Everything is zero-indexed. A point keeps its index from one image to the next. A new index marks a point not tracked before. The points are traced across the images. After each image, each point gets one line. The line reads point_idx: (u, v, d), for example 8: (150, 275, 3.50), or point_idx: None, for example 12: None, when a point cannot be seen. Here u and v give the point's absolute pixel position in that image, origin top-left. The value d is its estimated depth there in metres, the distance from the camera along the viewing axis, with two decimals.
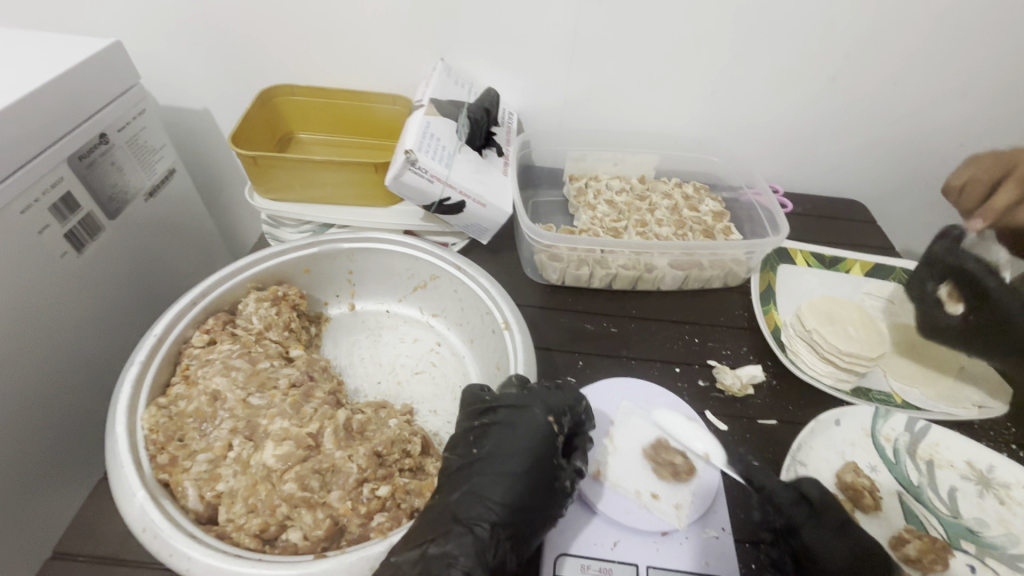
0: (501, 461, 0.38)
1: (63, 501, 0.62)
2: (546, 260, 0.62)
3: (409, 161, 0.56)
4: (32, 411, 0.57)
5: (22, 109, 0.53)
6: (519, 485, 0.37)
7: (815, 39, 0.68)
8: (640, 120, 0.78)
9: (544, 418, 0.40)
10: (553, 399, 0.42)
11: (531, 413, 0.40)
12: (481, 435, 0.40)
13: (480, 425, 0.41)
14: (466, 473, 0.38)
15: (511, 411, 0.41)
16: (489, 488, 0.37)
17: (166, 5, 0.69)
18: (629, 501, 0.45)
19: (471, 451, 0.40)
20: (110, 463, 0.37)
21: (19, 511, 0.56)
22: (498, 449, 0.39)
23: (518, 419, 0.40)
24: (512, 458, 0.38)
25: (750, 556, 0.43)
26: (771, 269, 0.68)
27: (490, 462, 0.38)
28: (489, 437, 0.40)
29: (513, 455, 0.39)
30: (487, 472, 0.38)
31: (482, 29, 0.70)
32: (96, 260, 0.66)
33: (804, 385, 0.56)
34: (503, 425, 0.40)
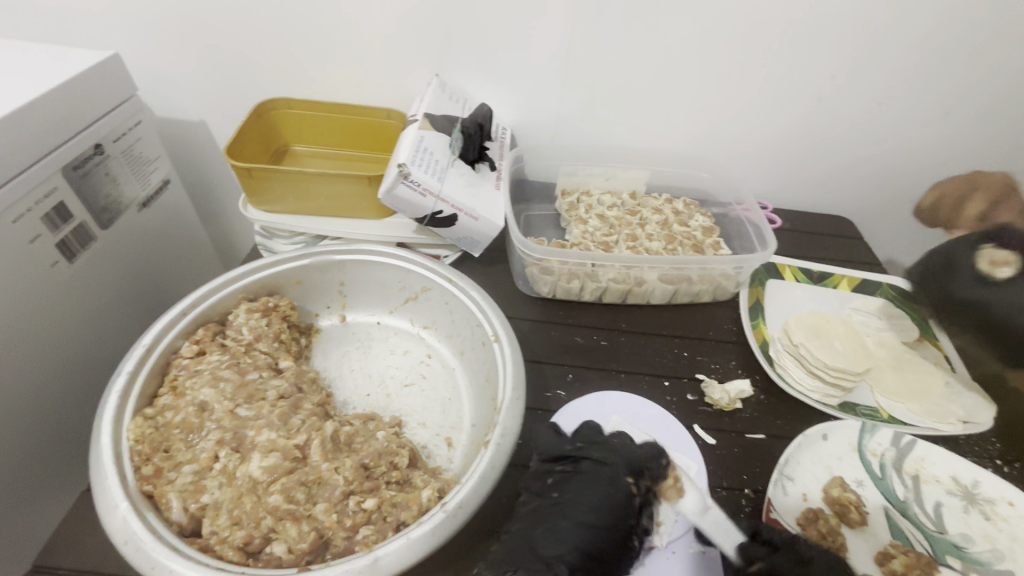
0: (584, 508, 0.41)
1: (45, 512, 0.62)
2: (537, 273, 0.63)
3: (402, 175, 0.57)
4: (15, 421, 0.57)
5: (17, 119, 0.54)
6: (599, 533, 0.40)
7: (800, 60, 0.70)
8: (631, 137, 0.80)
9: (626, 476, 0.43)
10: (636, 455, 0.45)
11: (617, 468, 0.44)
12: (561, 482, 0.44)
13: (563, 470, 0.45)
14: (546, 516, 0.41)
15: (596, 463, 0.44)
16: (572, 529, 0.40)
17: (166, 20, 0.70)
18: None
19: (550, 494, 0.43)
20: (94, 474, 0.36)
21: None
22: (580, 496, 0.42)
23: (602, 474, 0.43)
24: (598, 507, 0.41)
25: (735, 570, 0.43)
26: (760, 284, 0.69)
27: (573, 507, 0.41)
28: (572, 484, 0.43)
29: (598, 501, 0.41)
30: (573, 516, 0.41)
31: (476, 46, 0.71)
32: (87, 270, 0.66)
33: (792, 399, 0.57)
34: (585, 475, 0.44)
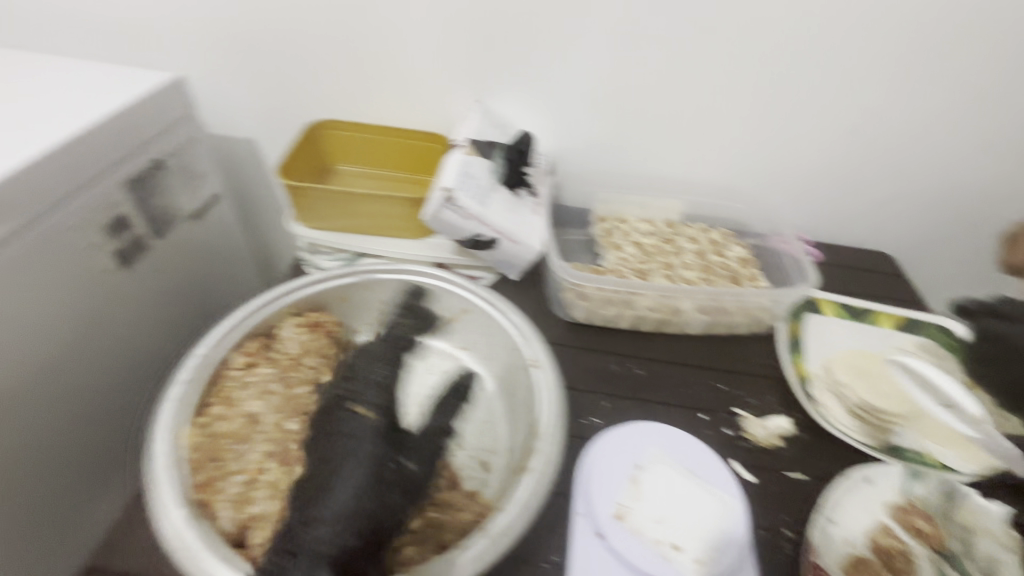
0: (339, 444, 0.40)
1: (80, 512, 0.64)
2: (573, 299, 0.64)
3: (447, 199, 0.58)
4: (55, 420, 0.59)
5: (85, 135, 0.58)
6: (355, 456, 0.39)
7: (839, 94, 0.71)
8: (668, 166, 0.80)
9: (372, 448, 0.40)
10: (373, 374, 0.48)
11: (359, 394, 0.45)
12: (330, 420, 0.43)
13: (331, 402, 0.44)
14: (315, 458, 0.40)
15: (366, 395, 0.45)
16: (343, 458, 0.39)
17: (229, 44, 0.75)
18: (649, 548, 0.44)
19: (331, 437, 0.41)
20: (149, 479, 0.38)
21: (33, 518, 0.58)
22: (314, 473, 0.39)
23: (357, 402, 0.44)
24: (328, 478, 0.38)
25: None
26: (797, 320, 0.68)
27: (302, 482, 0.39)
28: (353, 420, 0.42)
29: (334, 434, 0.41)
30: (344, 454, 0.40)
31: (519, 76, 0.74)
32: (139, 277, 0.69)
33: (830, 438, 0.56)
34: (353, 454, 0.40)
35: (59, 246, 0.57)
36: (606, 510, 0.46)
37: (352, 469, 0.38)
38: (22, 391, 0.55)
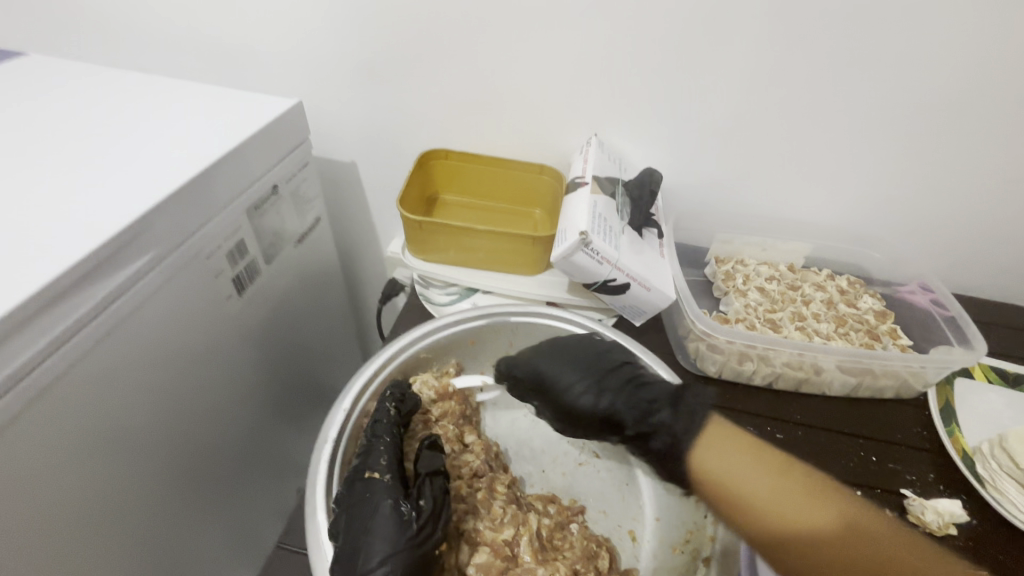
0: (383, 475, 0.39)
1: (195, 540, 0.64)
2: (704, 350, 0.60)
3: (584, 243, 0.55)
4: (175, 451, 0.59)
5: (220, 164, 0.58)
6: (387, 495, 0.38)
7: (994, 139, 0.65)
8: (791, 207, 0.76)
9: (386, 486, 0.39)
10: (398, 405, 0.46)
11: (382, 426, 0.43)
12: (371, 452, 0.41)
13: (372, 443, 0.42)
14: (370, 491, 0.38)
15: (378, 428, 0.43)
16: (383, 496, 0.38)
17: (343, 69, 0.74)
18: None
19: (369, 469, 0.40)
20: (316, 549, 0.37)
21: (157, 549, 0.58)
22: (368, 516, 0.37)
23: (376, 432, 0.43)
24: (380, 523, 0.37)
25: None
26: (948, 383, 0.62)
27: (370, 525, 0.36)
28: (375, 453, 0.41)
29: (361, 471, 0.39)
30: (377, 490, 0.38)
31: (640, 109, 0.71)
32: (252, 304, 0.69)
33: (1013, 529, 0.49)
34: (359, 493, 0.38)
35: (191, 275, 0.57)
36: None
37: (381, 510, 0.37)
38: (153, 421, 0.55)
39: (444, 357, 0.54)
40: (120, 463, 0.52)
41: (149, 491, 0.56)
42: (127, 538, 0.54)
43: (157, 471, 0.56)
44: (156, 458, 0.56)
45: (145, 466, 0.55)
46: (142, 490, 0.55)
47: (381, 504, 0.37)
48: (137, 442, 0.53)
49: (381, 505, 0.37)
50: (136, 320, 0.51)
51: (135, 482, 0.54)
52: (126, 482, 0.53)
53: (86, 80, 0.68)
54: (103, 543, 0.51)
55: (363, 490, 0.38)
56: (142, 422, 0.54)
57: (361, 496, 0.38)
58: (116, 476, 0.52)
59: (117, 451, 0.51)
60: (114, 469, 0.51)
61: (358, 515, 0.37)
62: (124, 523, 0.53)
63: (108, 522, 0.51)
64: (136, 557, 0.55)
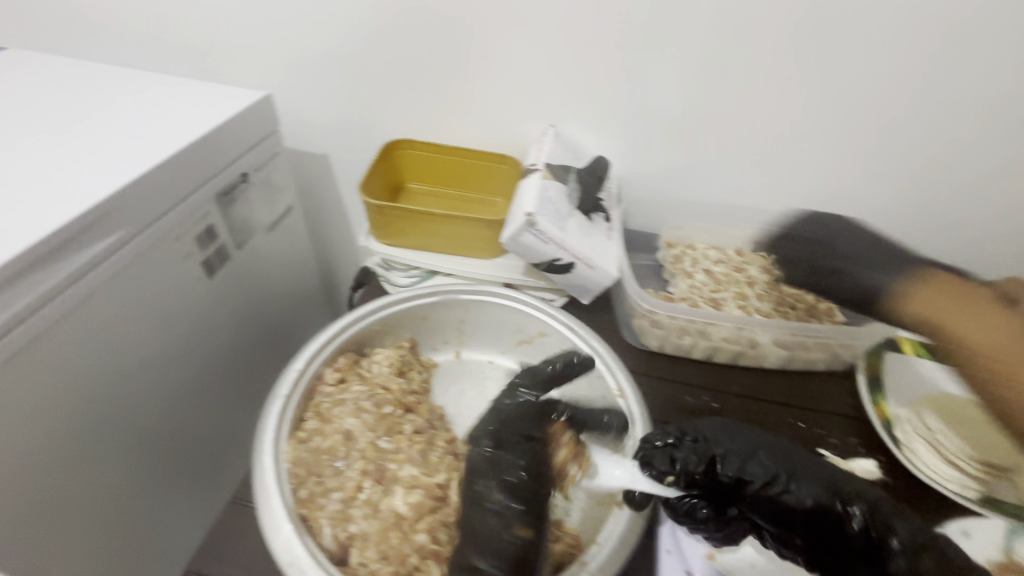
0: (495, 525, 0.38)
1: (170, 515, 0.67)
2: (647, 326, 0.63)
3: (530, 224, 0.59)
4: (146, 426, 0.61)
5: (187, 151, 0.61)
6: (520, 548, 0.38)
7: (924, 128, 0.69)
8: (740, 194, 0.79)
9: (501, 491, 0.40)
10: (510, 438, 0.44)
11: (506, 471, 0.41)
12: (477, 499, 0.40)
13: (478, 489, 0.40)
14: (471, 535, 0.39)
15: (486, 465, 0.42)
16: (488, 549, 0.38)
17: (311, 63, 0.78)
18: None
19: (468, 515, 0.40)
20: (259, 491, 0.39)
21: (130, 521, 0.61)
22: (475, 517, 0.39)
23: (485, 477, 0.41)
24: (480, 524, 0.39)
25: None
26: (877, 356, 0.66)
27: (474, 526, 0.39)
28: (476, 497, 0.40)
29: (538, 528, 0.39)
30: (477, 540, 0.38)
31: (594, 101, 0.74)
32: (222, 287, 0.71)
33: (924, 486, 0.53)
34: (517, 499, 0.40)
35: (160, 254, 0.60)
36: (697, 551, 0.45)
37: (470, 562, 0.37)
38: (122, 397, 0.57)
39: (398, 329, 0.57)
40: (89, 434, 0.54)
41: (117, 464, 0.58)
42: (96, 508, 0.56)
43: (125, 446, 0.59)
44: (127, 433, 0.58)
45: (114, 439, 0.57)
46: (112, 463, 0.57)
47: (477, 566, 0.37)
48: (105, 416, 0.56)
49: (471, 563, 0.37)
50: (105, 297, 0.54)
51: (105, 454, 0.56)
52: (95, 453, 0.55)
53: (62, 73, 0.71)
54: (77, 511, 0.54)
55: (469, 532, 0.39)
56: (112, 396, 0.56)
57: (461, 538, 0.39)
58: (82, 448, 0.54)
59: (86, 422, 0.54)
60: (82, 438, 0.53)
61: (466, 519, 0.40)
62: (98, 493, 0.56)
63: (80, 490, 0.54)
64: (108, 527, 0.58)
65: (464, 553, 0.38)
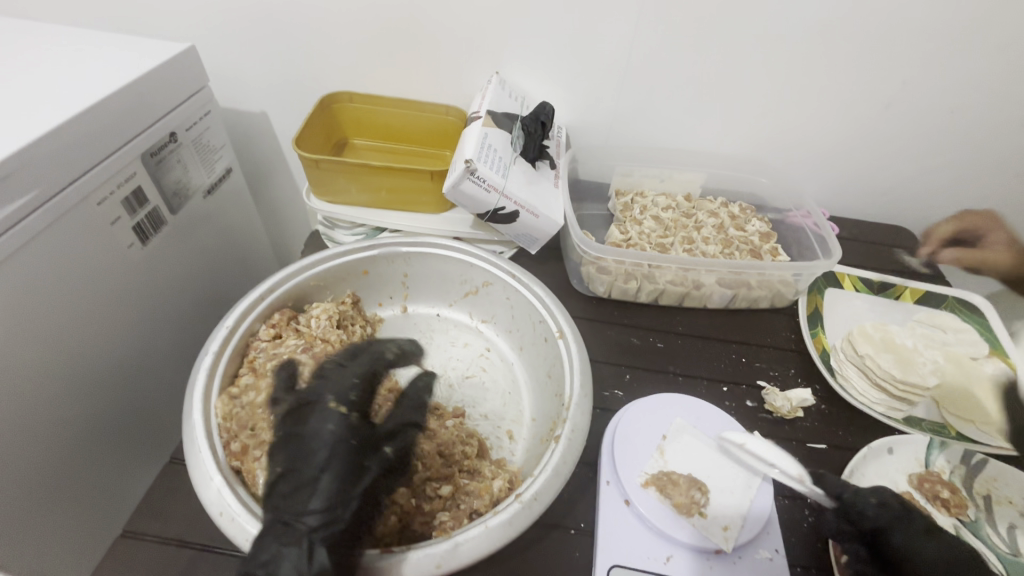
0: (309, 468, 0.37)
1: (135, 485, 0.66)
2: (594, 273, 0.63)
3: (469, 171, 0.57)
4: (90, 401, 0.58)
5: (102, 105, 0.55)
6: (329, 492, 0.36)
7: (868, 66, 0.68)
8: (689, 138, 0.79)
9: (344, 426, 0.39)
10: (336, 393, 0.42)
11: (311, 419, 0.40)
12: (288, 444, 0.39)
13: (286, 435, 0.39)
14: (278, 483, 0.37)
15: (299, 420, 0.40)
16: (295, 495, 0.36)
17: (237, 12, 0.72)
18: (675, 517, 0.44)
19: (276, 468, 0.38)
20: (188, 447, 0.39)
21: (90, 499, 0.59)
22: (302, 450, 0.38)
23: (304, 429, 0.39)
24: (317, 449, 0.38)
25: (799, 512, 0.47)
26: (819, 292, 0.68)
27: (303, 461, 0.37)
28: (288, 448, 0.38)
29: (348, 459, 0.38)
30: (285, 487, 0.36)
31: (538, 44, 0.71)
32: (159, 253, 0.68)
33: (855, 411, 0.56)
34: (300, 439, 0.39)
35: (81, 218, 0.55)
36: (632, 478, 0.47)
37: (294, 514, 0.35)
38: (60, 375, 0.54)
39: (338, 285, 0.57)
40: (29, 416, 0.51)
41: (71, 442, 0.56)
42: (47, 489, 0.54)
43: (78, 422, 0.56)
44: (75, 409, 0.56)
45: (65, 417, 0.55)
46: (67, 439, 0.55)
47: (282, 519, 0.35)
48: (43, 395, 0.52)
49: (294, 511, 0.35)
50: (26, 266, 0.49)
51: (59, 432, 0.54)
52: (37, 435, 0.52)
53: None
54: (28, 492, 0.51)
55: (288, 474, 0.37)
56: (54, 372, 0.53)
57: (277, 483, 0.36)
58: (23, 431, 0.50)
59: (23, 401, 0.50)
60: (21, 419, 0.50)
61: (295, 459, 0.38)
62: (53, 471, 0.54)
63: (33, 470, 0.52)
64: (73, 501, 0.57)
65: (277, 505, 0.35)
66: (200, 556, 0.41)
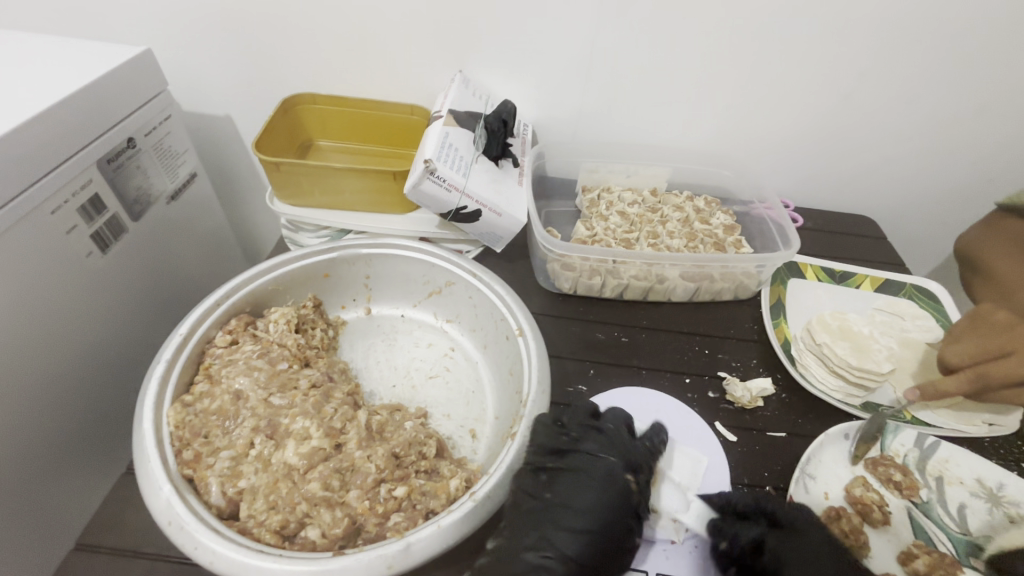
0: (584, 510, 0.39)
1: (95, 497, 0.65)
2: (558, 269, 0.63)
3: (428, 171, 0.57)
4: (46, 413, 0.57)
5: (53, 112, 0.54)
6: (596, 540, 0.38)
7: (825, 59, 0.69)
8: (655, 133, 0.79)
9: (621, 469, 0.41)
10: (631, 452, 0.43)
11: (611, 463, 0.42)
12: (553, 481, 0.41)
13: (553, 469, 0.42)
14: (551, 514, 0.39)
15: (588, 459, 0.42)
16: (568, 531, 0.38)
17: (195, 14, 0.71)
18: None
19: (543, 495, 0.40)
20: (137, 456, 0.39)
21: (49, 512, 0.58)
22: (563, 490, 0.40)
23: (594, 471, 0.41)
24: (585, 495, 0.40)
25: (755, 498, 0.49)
26: (781, 283, 0.70)
27: (556, 498, 0.40)
28: (560, 482, 0.41)
29: (625, 515, 0.40)
30: (562, 518, 0.39)
31: (500, 42, 0.71)
32: (120, 260, 0.66)
33: (813, 398, 0.57)
34: (573, 473, 0.41)
35: (34, 228, 0.54)
36: None
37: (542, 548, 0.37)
38: (12, 389, 0.53)
39: (298, 289, 0.57)
40: None
41: (26, 455, 0.55)
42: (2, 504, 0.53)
43: (36, 435, 0.56)
44: (31, 423, 0.55)
45: (21, 431, 0.54)
46: (24, 453, 0.55)
47: (536, 545, 0.37)
48: None
49: (526, 547, 0.37)
50: None
51: (14, 446, 0.53)
52: None
53: None
54: None
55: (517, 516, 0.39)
56: (8, 386, 0.52)
57: (528, 518, 0.39)
58: None
59: None
60: None
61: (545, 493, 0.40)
62: (9, 485, 0.53)
63: None
64: (33, 515, 0.56)
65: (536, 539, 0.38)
66: (154, 565, 0.41)
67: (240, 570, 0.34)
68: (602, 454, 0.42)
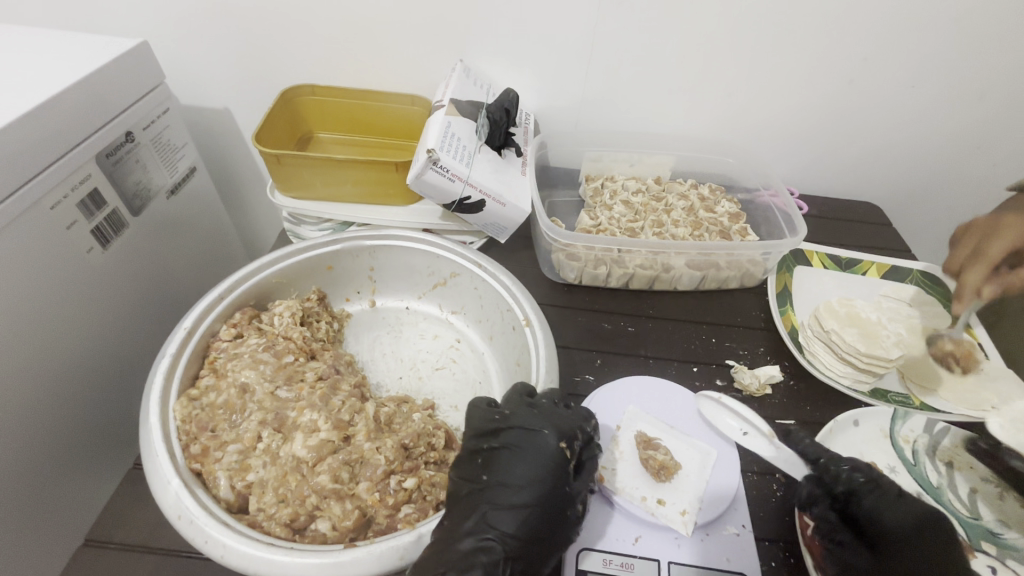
0: (521, 487, 0.38)
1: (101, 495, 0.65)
2: (564, 260, 0.63)
3: (431, 161, 0.56)
4: (50, 410, 0.57)
5: (49, 106, 0.53)
6: (534, 517, 0.37)
7: (830, 43, 0.68)
8: (658, 120, 0.79)
9: (555, 441, 0.40)
10: (563, 421, 0.41)
11: (545, 437, 0.40)
12: (490, 461, 0.40)
13: (489, 449, 0.40)
14: (485, 496, 0.38)
15: (523, 435, 0.40)
16: (505, 510, 0.37)
17: (190, 5, 0.70)
18: (635, 506, 0.46)
19: (480, 477, 0.39)
20: (145, 451, 0.39)
21: (57, 509, 0.58)
22: (499, 469, 0.39)
23: (527, 446, 0.39)
24: (522, 475, 0.38)
25: (767, 486, 0.48)
26: (788, 271, 0.69)
27: (494, 478, 0.38)
28: (497, 461, 0.39)
29: (562, 489, 0.38)
30: (499, 497, 0.38)
31: (501, 30, 0.70)
32: (121, 256, 0.66)
33: (821, 385, 0.57)
34: (511, 451, 0.39)
35: (32, 224, 0.53)
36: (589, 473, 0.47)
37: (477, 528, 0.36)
38: (16, 387, 0.52)
39: (302, 282, 0.57)
40: None
41: (33, 453, 0.55)
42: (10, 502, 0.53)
43: (42, 434, 0.56)
44: (36, 423, 0.55)
45: (27, 428, 0.54)
46: (31, 452, 0.54)
47: (475, 529, 0.36)
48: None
49: (467, 530, 0.36)
50: None
51: (20, 446, 0.53)
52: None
53: None
54: None
55: (456, 500, 0.38)
56: (11, 386, 0.52)
57: (465, 501, 0.38)
58: None
59: None
60: None
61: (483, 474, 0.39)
62: (15, 485, 0.53)
63: None
64: (41, 512, 0.56)
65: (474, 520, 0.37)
66: (165, 561, 0.41)
67: (253, 564, 0.34)
68: (536, 430, 0.40)
